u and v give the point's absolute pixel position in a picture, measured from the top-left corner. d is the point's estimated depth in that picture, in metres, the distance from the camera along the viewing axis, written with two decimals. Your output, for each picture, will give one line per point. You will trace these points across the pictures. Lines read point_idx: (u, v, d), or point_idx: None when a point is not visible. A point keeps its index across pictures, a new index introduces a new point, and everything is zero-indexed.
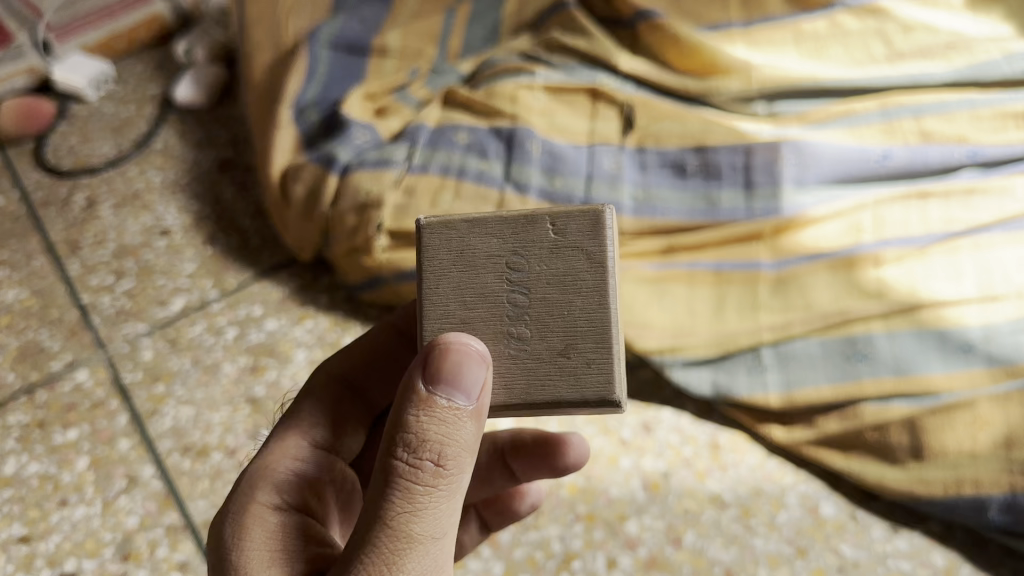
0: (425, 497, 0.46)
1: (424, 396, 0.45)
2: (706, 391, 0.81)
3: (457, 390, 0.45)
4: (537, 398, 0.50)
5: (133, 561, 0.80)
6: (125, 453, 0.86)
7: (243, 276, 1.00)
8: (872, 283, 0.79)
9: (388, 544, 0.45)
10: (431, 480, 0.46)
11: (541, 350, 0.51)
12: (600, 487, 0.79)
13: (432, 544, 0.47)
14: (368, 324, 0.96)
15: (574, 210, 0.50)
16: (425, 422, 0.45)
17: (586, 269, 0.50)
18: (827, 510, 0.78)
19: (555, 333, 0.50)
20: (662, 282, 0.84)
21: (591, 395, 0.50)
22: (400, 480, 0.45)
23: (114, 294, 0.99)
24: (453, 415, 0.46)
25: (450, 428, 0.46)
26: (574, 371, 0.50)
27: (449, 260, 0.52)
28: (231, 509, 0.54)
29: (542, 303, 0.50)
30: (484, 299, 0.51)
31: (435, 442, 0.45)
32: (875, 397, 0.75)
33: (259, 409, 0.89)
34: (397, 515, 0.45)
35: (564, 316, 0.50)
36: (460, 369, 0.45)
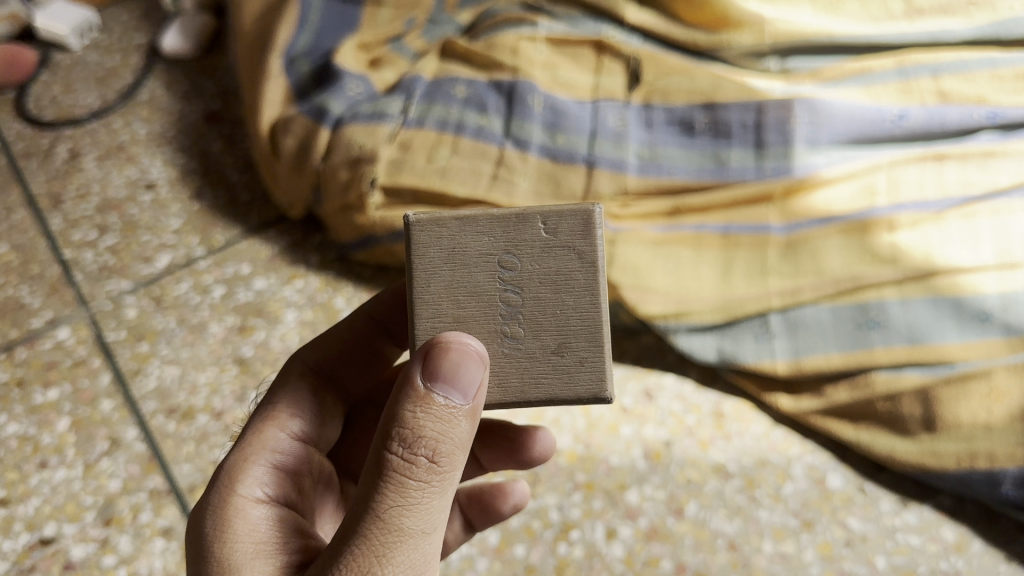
0: (419, 494, 0.44)
1: (422, 391, 0.43)
2: (710, 357, 0.78)
3: (455, 388, 0.44)
4: (531, 396, 0.50)
5: (115, 526, 0.76)
6: (108, 414, 0.83)
7: (231, 234, 0.97)
8: (885, 248, 0.76)
9: (381, 537, 0.43)
10: (425, 475, 0.43)
11: (535, 348, 0.50)
12: (600, 455, 0.76)
13: (424, 538, 0.44)
14: (359, 285, 0.93)
15: (566, 209, 0.49)
16: (422, 418, 0.43)
17: (577, 268, 0.49)
18: (834, 482, 0.75)
19: (548, 331, 0.50)
20: (666, 245, 0.81)
21: (583, 393, 0.50)
22: (393, 474, 0.43)
23: (98, 250, 0.95)
24: (450, 414, 0.44)
25: (447, 424, 0.44)
26: (567, 369, 0.50)
27: (440, 258, 0.50)
28: (209, 502, 0.52)
29: (535, 302, 0.49)
30: (476, 298, 0.49)
31: (431, 438, 0.43)
32: (887, 365, 0.72)
33: (248, 370, 0.86)
34: (389, 508, 0.43)
35: (556, 315, 0.50)
36: (459, 367, 0.44)
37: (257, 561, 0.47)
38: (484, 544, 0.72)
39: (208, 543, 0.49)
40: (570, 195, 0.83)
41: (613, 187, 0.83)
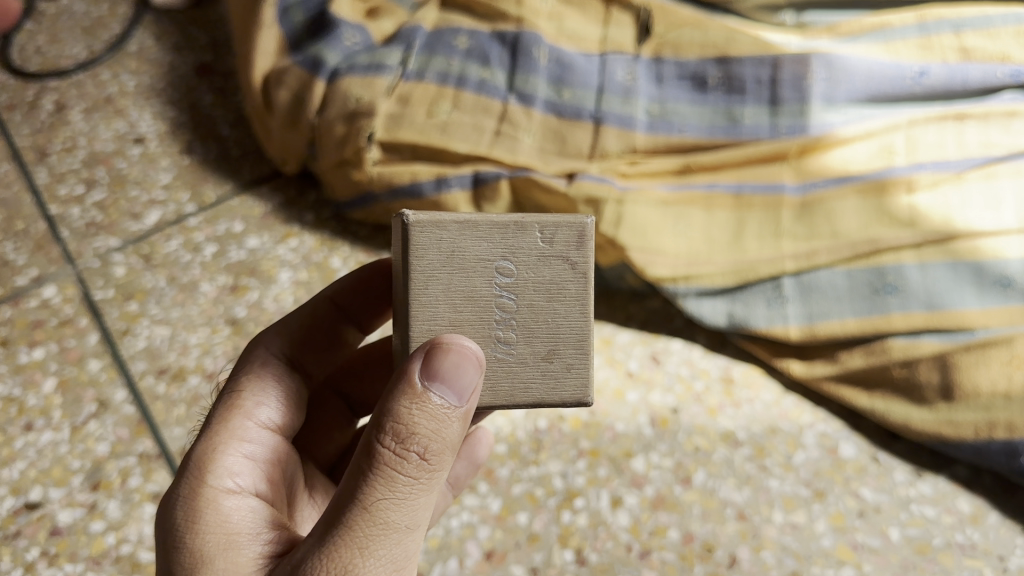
0: (406, 490, 0.42)
1: (419, 389, 0.41)
2: (720, 322, 0.75)
3: (452, 388, 0.42)
4: (520, 399, 0.48)
5: (103, 491, 0.73)
6: (96, 375, 0.80)
7: (223, 190, 0.94)
8: (904, 210, 0.74)
9: (366, 529, 0.42)
10: (414, 472, 0.42)
11: (526, 354, 0.48)
12: (605, 422, 0.74)
13: (406, 535, 0.43)
14: (356, 245, 0.90)
15: (563, 219, 0.47)
16: (416, 415, 0.41)
17: (571, 278, 0.48)
18: (846, 451, 0.72)
19: (539, 337, 0.48)
20: (678, 205, 0.77)
21: (568, 399, 0.49)
22: (384, 467, 0.41)
23: (85, 205, 0.92)
24: (444, 414, 0.42)
25: (441, 423, 0.42)
26: (555, 375, 0.48)
27: (438, 261, 0.46)
28: (180, 493, 0.50)
29: (529, 309, 0.47)
30: (472, 302, 0.47)
31: (424, 436, 0.42)
32: (905, 331, 0.70)
33: (240, 331, 0.83)
34: (377, 500, 0.42)
35: (548, 322, 0.48)
36: (459, 368, 0.42)
37: (229, 553, 0.46)
38: (486, 512, 0.69)
39: (178, 536, 0.47)
40: (576, 153, 0.80)
41: (621, 144, 0.80)
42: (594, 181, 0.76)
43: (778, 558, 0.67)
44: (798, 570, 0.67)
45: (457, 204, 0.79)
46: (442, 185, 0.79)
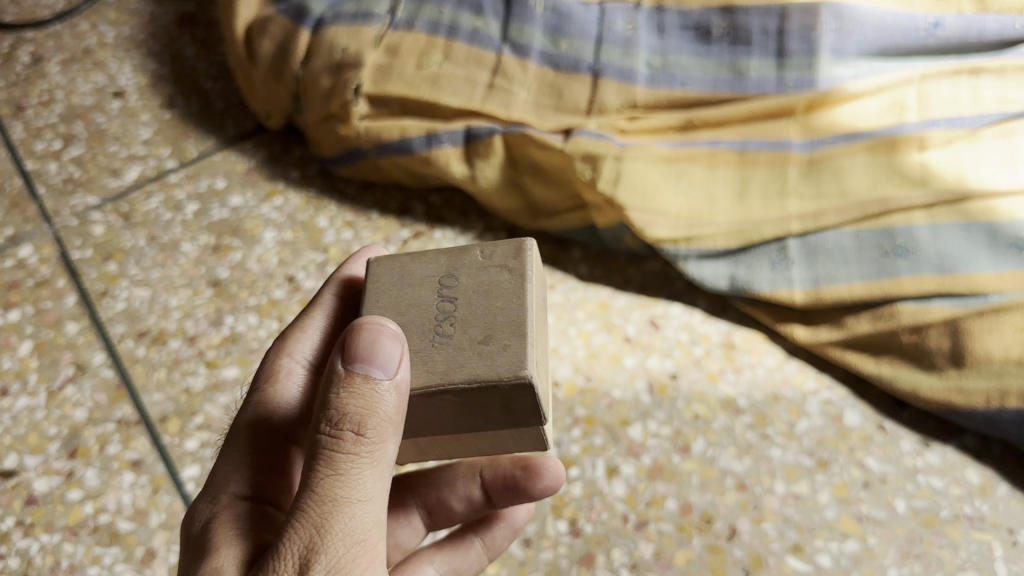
0: (355, 465, 0.40)
1: (344, 373, 0.40)
2: (722, 285, 0.72)
3: (372, 364, 0.40)
4: (454, 379, 0.42)
5: (81, 458, 0.69)
6: (74, 338, 0.76)
7: (205, 146, 0.91)
8: (915, 168, 0.70)
9: (319, 510, 0.40)
10: (354, 449, 0.40)
11: (462, 340, 0.43)
12: (601, 388, 0.71)
13: (362, 508, 0.41)
14: (343, 205, 0.86)
15: (501, 239, 0.46)
16: (343, 397, 0.40)
17: (508, 280, 0.44)
18: (851, 420, 0.69)
19: (475, 324, 0.43)
20: (678, 162, 0.74)
21: (503, 377, 0.41)
22: (323, 450, 0.40)
23: (62, 161, 0.90)
24: (370, 390, 0.40)
25: (374, 397, 0.40)
26: (488, 356, 0.42)
27: (390, 280, 0.46)
28: (200, 501, 0.49)
29: (467, 305, 0.44)
30: (417, 308, 0.44)
31: (354, 413, 0.40)
32: (914, 295, 0.66)
33: (223, 293, 0.79)
34: (323, 481, 0.40)
35: (484, 313, 0.43)
36: (375, 343, 0.40)
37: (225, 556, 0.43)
38: None
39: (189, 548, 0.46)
40: (573, 107, 0.77)
41: (621, 99, 0.76)
42: (592, 137, 0.73)
43: (780, 531, 0.63)
44: (800, 542, 0.62)
45: (450, 160, 0.77)
46: (432, 142, 0.77)
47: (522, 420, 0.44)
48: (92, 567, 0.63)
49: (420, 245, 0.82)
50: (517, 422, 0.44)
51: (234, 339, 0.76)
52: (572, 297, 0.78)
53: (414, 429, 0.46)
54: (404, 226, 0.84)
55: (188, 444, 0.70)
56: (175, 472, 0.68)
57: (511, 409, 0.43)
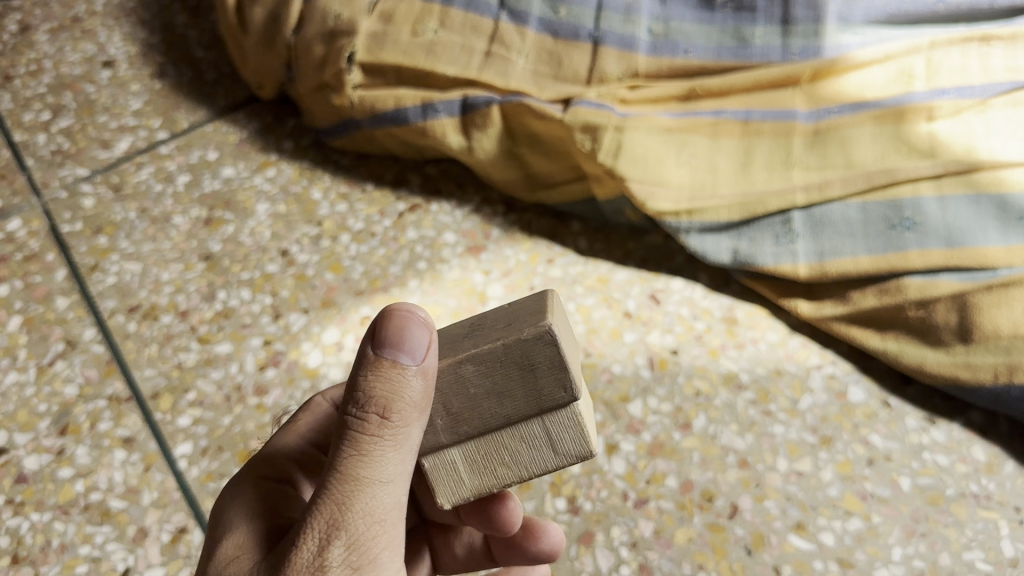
0: (379, 449, 0.39)
1: (372, 357, 0.39)
2: (724, 259, 0.71)
3: (399, 350, 0.39)
4: (481, 347, 0.40)
5: (72, 436, 0.68)
6: (64, 313, 0.75)
7: (197, 116, 0.90)
8: (923, 139, 0.68)
9: (341, 489, 0.38)
10: (378, 432, 0.39)
11: (488, 329, 0.41)
12: (601, 363, 0.70)
13: (385, 489, 0.39)
14: (337, 176, 0.84)
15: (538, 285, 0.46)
16: (370, 379, 0.39)
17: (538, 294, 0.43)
18: (855, 396, 0.68)
19: (503, 317, 0.42)
20: (681, 133, 0.72)
21: (523, 332, 0.39)
22: (348, 431, 0.39)
23: (51, 132, 0.88)
24: (396, 374, 0.39)
25: (399, 382, 0.39)
26: (511, 325, 0.40)
27: None
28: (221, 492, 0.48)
29: (502, 312, 0.43)
30: (457, 332, 0.44)
31: (380, 397, 0.39)
32: (921, 269, 0.65)
33: (215, 267, 0.78)
34: (346, 460, 0.39)
35: (512, 309, 0.42)
36: (404, 330, 0.39)
37: (243, 540, 0.42)
38: None
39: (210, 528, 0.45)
40: (573, 76, 0.75)
41: (621, 68, 0.75)
42: (591, 107, 0.71)
43: (782, 509, 0.62)
44: (803, 520, 0.61)
45: (445, 131, 0.75)
46: (428, 112, 0.75)
47: (550, 398, 0.40)
48: (84, 546, 0.62)
49: (416, 218, 0.81)
50: (545, 400, 0.40)
51: (226, 314, 0.74)
52: (571, 271, 0.76)
53: (447, 426, 0.42)
54: (400, 199, 0.82)
55: (180, 421, 0.68)
56: (167, 449, 0.67)
57: (537, 377, 0.39)
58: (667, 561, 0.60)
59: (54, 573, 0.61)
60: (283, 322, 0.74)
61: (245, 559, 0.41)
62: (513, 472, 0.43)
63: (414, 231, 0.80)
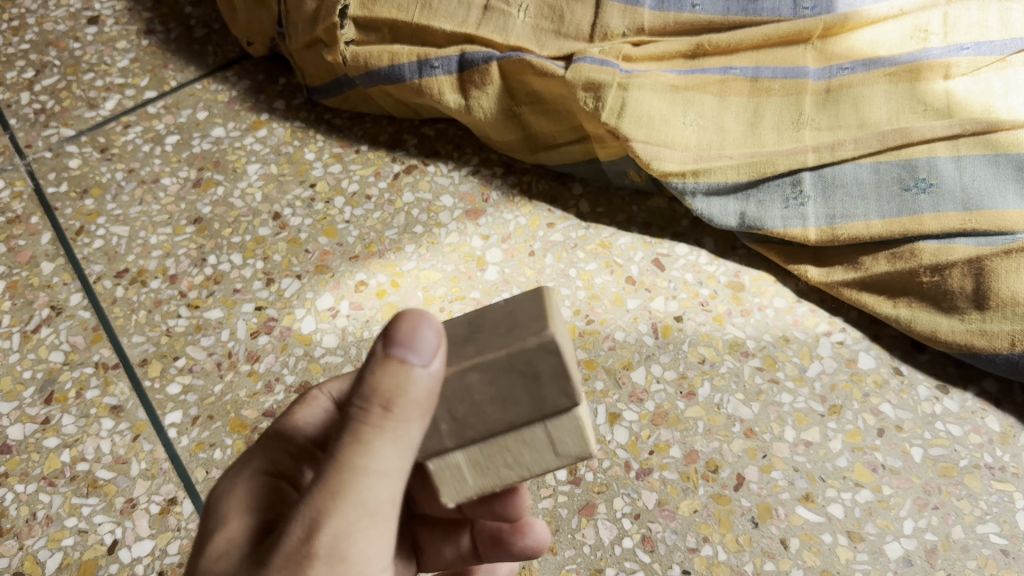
0: (380, 444, 0.35)
1: (379, 353, 0.35)
2: (731, 222, 0.68)
3: (406, 351, 0.34)
4: (482, 357, 0.36)
5: (58, 404, 0.66)
6: (49, 278, 0.73)
7: (186, 75, 0.87)
8: (939, 97, 0.66)
9: (335, 480, 0.35)
10: (377, 429, 0.35)
11: (484, 331, 0.37)
12: (604, 330, 0.68)
13: (380, 481, 0.36)
14: (330, 137, 0.82)
15: None
16: (373, 376, 0.35)
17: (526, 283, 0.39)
18: (865, 363, 0.66)
19: (498, 317, 0.37)
20: (687, 91, 0.69)
21: (527, 341, 0.35)
22: (346, 423, 0.35)
23: (35, 91, 0.85)
24: (401, 374, 0.34)
25: (406, 381, 0.34)
26: (511, 330, 0.36)
27: None
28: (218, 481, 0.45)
29: (495, 314, 0.38)
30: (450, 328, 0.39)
31: (381, 394, 0.35)
32: (936, 234, 0.63)
33: (206, 230, 0.75)
34: (343, 449, 0.35)
35: (505, 305, 0.38)
36: (415, 330, 0.35)
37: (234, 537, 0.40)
38: None
39: (207, 510, 0.43)
40: (575, 33, 0.72)
41: (625, 22, 0.71)
42: (595, 64, 0.68)
43: (789, 480, 0.60)
44: (811, 492, 0.60)
45: (443, 89, 0.73)
46: (424, 68, 0.73)
47: (555, 404, 0.36)
48: (70, 518, 0.60)
49: (412, 180, 0.78)
50: (549, 407, 0.36)
51: (217, 279, 0.72)
52: (572, 236, 0.74)
53: (452, 431, 0.38)
54: (395, 160, 0.79)
55: (170, 389, 0.66)
56: (156, 418, 0.65)
57: (541, 386, 0.36)
58: (671, 534, 0.58)
59: (40, 545, 0.59)
60: (275, 288, 0.71)
61: (234, 555, 0.39)
62: (516, 474, 0.38)
63: (411, 194, 0.77)
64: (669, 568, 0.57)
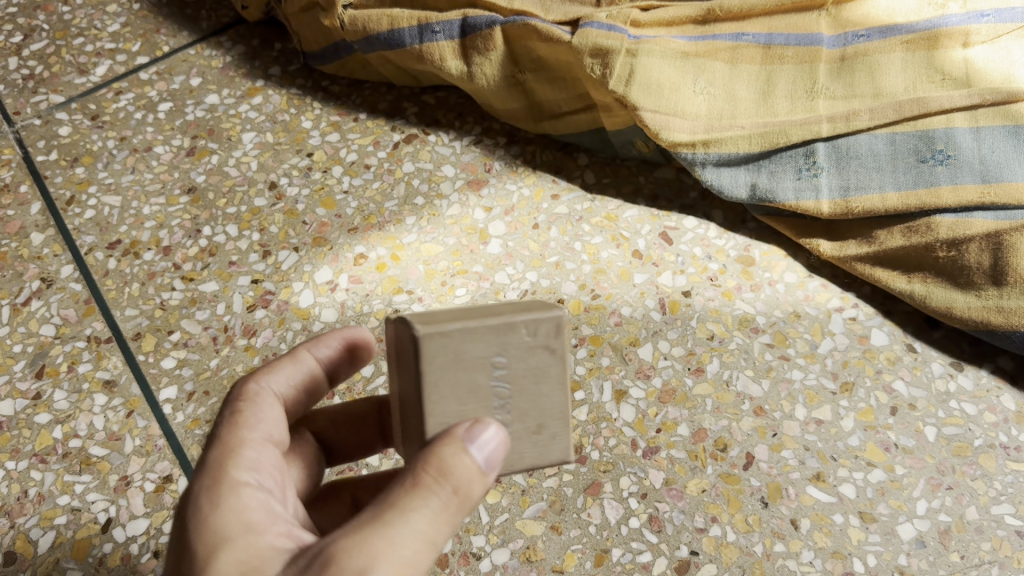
0: (436, 509, 0.37)
1: (458, 439, 0.37)
2: (742, 194, 0.66)
3: (485, 447, 0.38)
4: (517, 468, 0.42)
5: (49, 379, 0.64)
6: (39, 250, 0.71)
7: (178, 40, 0.84)
8: (958, 66, 0.64)
9: (394, 529, 0.36)
10: (440, 496, 0.37)
11: (515, 425, 0.41)
12: (610, 306, 0.66)
13: (425, 549, 0.36)
14: (328, 105, 0.79)
15: (545, 313, 0.40)
16: (451, 456, 0.37)
17: (546, 357, 0.41)
18: (878, 340, 0.64)
19: (526, 408, 0.41)
20: (697, 58, 0.67)
21: (554, 457, 0.42)
22: (414, 485, 0.37)
23: (23, 56, 0.83)
24: (476, 461, 0.37)
25: (478, 470, 0.37)
26: (540, 439, 0.42)
27: (443, 363, 0.39)
28: (191, 510, 0.39)
29: (522, 395, 0.41)
30: (477, 396, 0.40)
31: (455, 471, 0.37)
32: (953, 207, 0.61)
33: (200, 200, 0.73)
34: (405, 508, 0.36)
35: (531, 392, 0.41)
36: (495, 434, 0.38)
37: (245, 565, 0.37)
38: None
39: (188, 529, 0.38)
40: None
41: None
42: (602, 28, 0.66)
43: (800, 459, 0.59)
44: (822, 472, 0.58)
45: (444, 55, 0.70)
46: (425, 33, 0.70)
47: None
48: (63, 496, 0.59)
49: (412, 149, 0.76)
50: None
51: (212, 251, 0.70)
52: (578, 208, 0.72)
53: None
54: (395, 129, 0.77)
55: (164, 364, 0.65)
56: (151, 393, 0.63)
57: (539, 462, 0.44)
58: (679, 514, 0.57)
59: (32, 523, 0.58)
60: (272, 260, 0.70)
61: None
62: None
63: (411, 163, 0.75)
64: (677, 549, 0.56)
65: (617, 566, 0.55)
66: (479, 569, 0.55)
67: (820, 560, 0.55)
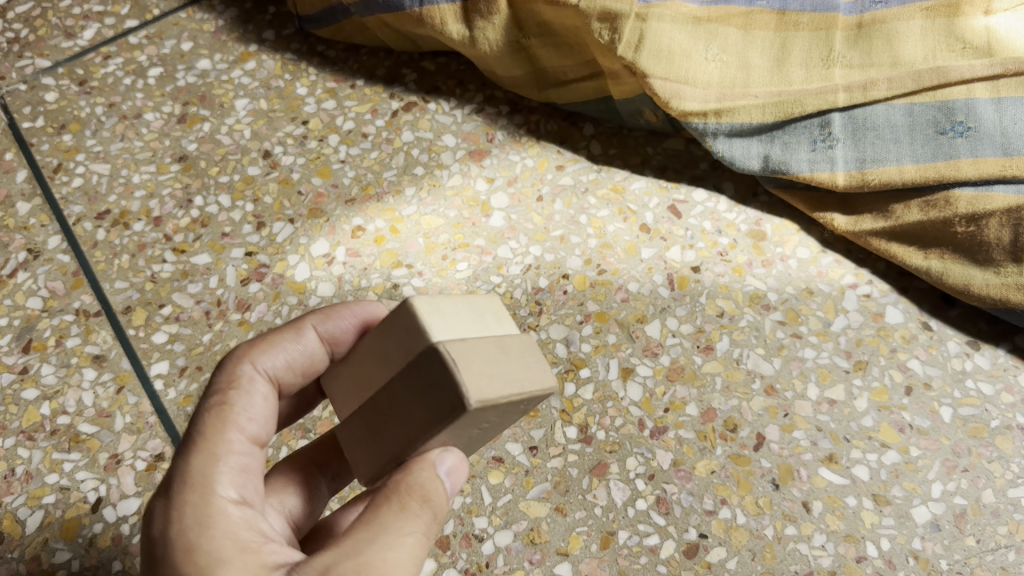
0: (420, 531, 0.37)
1: (433, 465, 0.38)
2: (754, 165, 0.65)
3: (454, 472, 0.39)
4: None
5: (36, 353, 0.62)
6: (25, 220, 0.68)
7: (168, 3, 0.81)
8: (979, 34, 0.61)
9: (389, 549, 0.36)
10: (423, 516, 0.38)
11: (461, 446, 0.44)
12: (616, 281, 0.64)
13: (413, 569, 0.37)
14: (324, 71, 0.76)
15: (549, 387, 0.40)
16: (429, 479, 0.38)
17: (520, 412, 0.42)
18: (892, 318, 0.62)
19: (477, 438, 0.43)
20: (709, 23, 0.64)
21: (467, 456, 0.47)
22: (400, 507, 0.37)
23: (8, 19, 0.80)
24: (448, 485, 0.39)
25: (447, 495, 0.39)
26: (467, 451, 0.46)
27: (464, 424, 0.36)
28: (176, 529, 0.37)
29: (485, 431, 0.42)
30: (462, 437, 0.40)
31: (433, 493, 0.38)
32: (972, 180, 0.58)
33: (192, 168, 0.71)
34: (397, 529, 0.37)
35: (489, 430, 0.43)
36: (460, 464, 0.40)
37: None
38: None
39: (173, 553, 0.37)
40: None
41: None
42: None
43: (812, 440, 0.57)
44: (835, 453, 0.57)
45: (445, 18, 0.68)
46: None
47: None
48: (51, 475, 0.57)
49: (412, 118, 0.73)
50: None
51: (204, 221, 0.68)
52: (583, 179, 0.70)
53: None
54: (393, 97, 0.75)
55: (155, 338, 0.62)
56: (142, 368, 0.61)
57: None
58: (687, 495, 0.55)
59: (19, 503, 0.56)
60: (266, 232, 0.67)
61: None
62: None
63: (410, 132, 0.72)
64: (685, 532, 0.54)
65: (623, 549, 0.54)
66: (481, 551, 0.54)
67: (832, 543, 0.54)
